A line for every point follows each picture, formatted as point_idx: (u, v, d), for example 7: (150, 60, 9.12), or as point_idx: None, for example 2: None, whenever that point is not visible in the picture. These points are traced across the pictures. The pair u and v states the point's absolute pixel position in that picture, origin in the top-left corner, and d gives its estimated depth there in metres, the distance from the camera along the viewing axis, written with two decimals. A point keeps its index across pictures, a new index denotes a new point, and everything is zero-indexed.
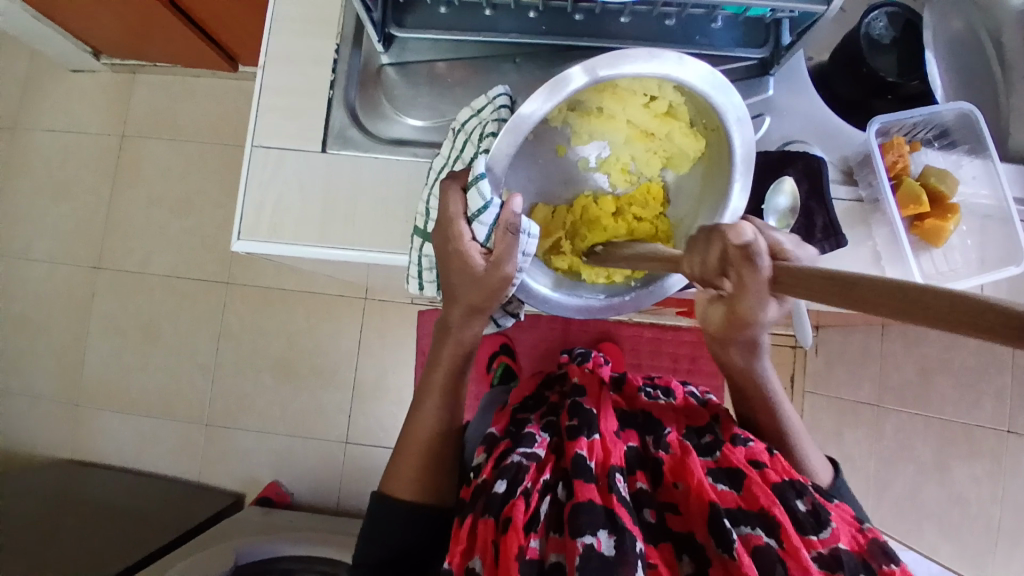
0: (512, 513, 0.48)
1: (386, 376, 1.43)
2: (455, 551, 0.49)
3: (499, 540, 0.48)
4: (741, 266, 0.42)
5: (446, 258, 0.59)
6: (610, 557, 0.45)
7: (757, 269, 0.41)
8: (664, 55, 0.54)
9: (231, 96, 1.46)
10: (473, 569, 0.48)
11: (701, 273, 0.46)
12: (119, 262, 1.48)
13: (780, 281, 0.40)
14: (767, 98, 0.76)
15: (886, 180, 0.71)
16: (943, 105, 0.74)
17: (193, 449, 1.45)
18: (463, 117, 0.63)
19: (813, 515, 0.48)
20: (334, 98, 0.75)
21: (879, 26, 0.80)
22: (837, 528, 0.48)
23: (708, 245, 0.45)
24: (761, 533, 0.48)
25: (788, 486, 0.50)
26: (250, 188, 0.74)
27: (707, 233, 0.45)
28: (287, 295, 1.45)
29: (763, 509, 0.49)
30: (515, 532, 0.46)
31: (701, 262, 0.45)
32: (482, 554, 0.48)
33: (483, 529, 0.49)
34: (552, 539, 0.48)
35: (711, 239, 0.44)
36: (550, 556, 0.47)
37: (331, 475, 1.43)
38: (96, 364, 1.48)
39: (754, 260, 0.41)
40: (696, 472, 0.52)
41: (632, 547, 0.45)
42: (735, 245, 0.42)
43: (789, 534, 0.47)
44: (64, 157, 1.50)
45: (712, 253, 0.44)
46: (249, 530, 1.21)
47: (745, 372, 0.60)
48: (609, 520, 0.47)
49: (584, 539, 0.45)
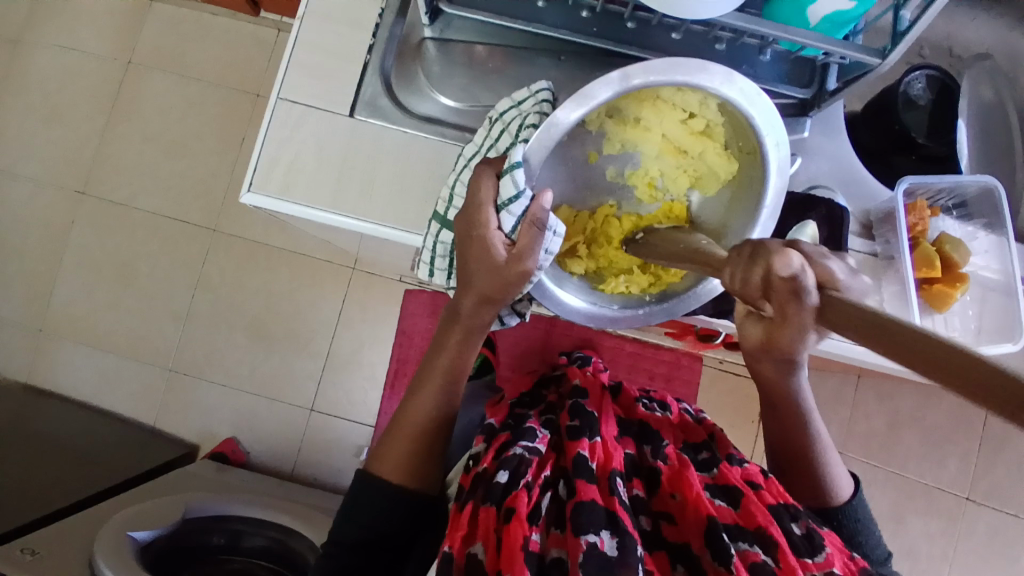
0: (514, 503, 0.47)
1: (362, 351, 1.41)
2: (455, 536, 0.47)
3: (500, 529, 0.47)
4: (788, 297, 0.42)
5: (466, 244, 0.57)
6: (612, 557, 0.44)
7: (802, 300, 0.41)
8: (713, 69, 0.53)
9: (246, 41, 1.41)
10: (474, 555, 0.46)
11: (742, 290, 0.45)
12: (104, 192, 1.43)
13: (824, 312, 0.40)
14: (802, 138, 0.76)
15: (905, 238, 0.72)
16: (969, 177, 0.75)
17: (152, 394, 1.41)
18: (502, 107, 0.61)
19: (807, 538, 0.49)
20: (370, 62, 0.73)
21: (916, 87, 0.81)
22: (831, 553, 0.48)
23: (750, 267, 0.44)
24: (758, 550, 0.48)
25: (783, 509, 0.51)
26: (269, 141, 0.71)
27: (755, 251, 0.44)
28: (272, 253, 1.41)
29: (760, 527, 0.50)
30: (519, 522, 0.46)
31: (743, 281, 0.44)
32: (484, 541, 0.47)
33: (485, 517, 0.48)
34: (552, 535, 0.48)
35: (759, 258, 0.43)
36: (551, 551, 0.47)
37: (290, 441, 1.40)
38: (65, 293, 1.42)
39: (801, 293, 0.41)
40: (694, 485, 0.52)
41: (634, 550, 0.45)
42: (782, 275, 0.42)
43: (785, 553, 0.47)
44: (62, 76, 1.44)
45: (754, 277, 0.43)
46: (198, 487, 1.17)
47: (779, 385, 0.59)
48: (610, 521, 0.47)
49: (588, 537, 0.45)
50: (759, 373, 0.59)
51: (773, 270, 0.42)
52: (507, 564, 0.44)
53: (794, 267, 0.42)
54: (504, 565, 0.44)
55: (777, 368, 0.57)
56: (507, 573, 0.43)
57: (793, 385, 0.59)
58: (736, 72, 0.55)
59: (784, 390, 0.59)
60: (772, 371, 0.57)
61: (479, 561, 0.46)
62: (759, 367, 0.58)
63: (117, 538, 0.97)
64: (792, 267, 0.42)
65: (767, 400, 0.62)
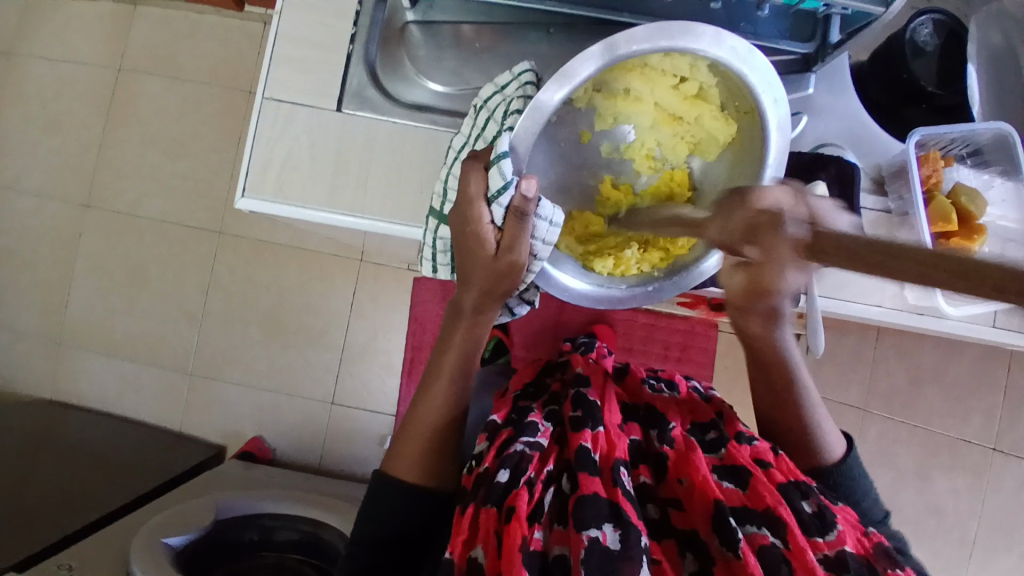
0: (514, 503, 0.47)
1: (376, 342, 1.41)
2: (457, 541, 0.48)
3: (500, 530, 0.47)
4: (769, 229, 0.41)
5: (462, 239, 0.56)
6: (614, 551, 0.44)
7: (783, 233, 0.39)
8: (700, 30, 0.51)
9: (234, 39, 1.39)
10: (474, 559, 0.47)
11: (729, 237, 0.45)
12: (109, 202, 1.43)
13: (803, 247, 0.38)
14: (807, 96, 0.74)
15: (919, 193, 0.69)
16: (981, 124, 0.72)
17: (175, 398, 1.43)
18: (486, 93, 0.59)
19: (818, 517, 0.48)
20: (354, 52, 0.71)
21: (923, 33, 0.77)
22: (842, 531, 0.48)
23: (737, 215, 0.44)
24: (766, 533, 0.48)
25: (793, 487, 0.51)
26: (258, 143, 0.70)
27: (749, 198, 0.44)
28: (279, 251, 1.41)
29: (768, 509, 0.49)
30: (519, 522, 0.46)
31: (730, 228, 0.45)
32: (484, 543, 0.47)
33: (486, 518, 0.48)
34: (555, 532, 0.48)
35: (750, 206, 0.44)
36: (553, 549, 0.47)
37: (314, 434, 1.41)
38: (81, 307, 1.44)
39: (781, 223, 0.40)
40: (701, 469, 0.52)
41: (636, 542, 0.45)
42: (766, 213, 0.42)
43: (793, 533, 0.46)
44: (54, 88, 1.43)
45: (741, 221, 0.44)
46: (228, 488, 1.18)
47: (766, 341, 0.60)
48: (614, 514, 0.47)
49: (589, 533, 0.45)
50: (743, 329, 0.61)
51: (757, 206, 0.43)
52: (507, 564, 0.44)
53: (782, 201, 0.41)
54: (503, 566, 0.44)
55: (764, 321, 0.58)
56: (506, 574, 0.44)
57: (775, 336, 0.60)
58: (724, 31, 0.52)
59: (770, 343, 0.61)
60: (759, 324, 0.59)
61: (479, 565, 0.46)
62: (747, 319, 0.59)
63: (150, 542, 0.99)
64: (779, 201, 0.41)
65: (749, 359, 0.63)
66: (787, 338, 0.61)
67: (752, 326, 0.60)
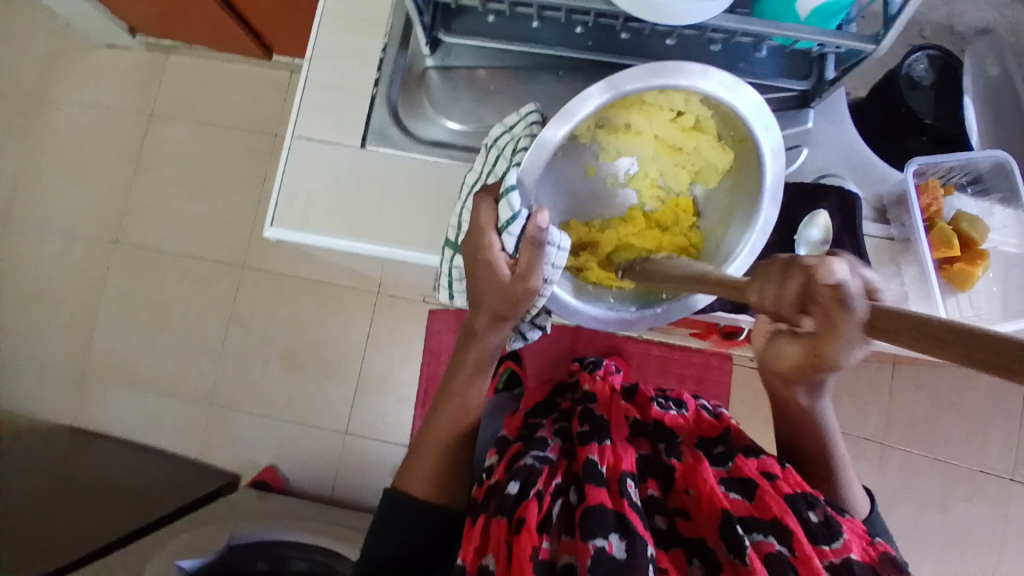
0: (524, 513, 0.49)
1: (393, 373, 1.43)
2: (469, 548, 0.50)
3: (511, 539, 0.49)
4: (831, 303, 0.39)
5: (473, 266, 0.59)
6: (620, 560, 0.46)
7: (852, 310, 0.38)
8: (690, 68, 0.55)
9: (262, 84, 1.48)
10: (486, 566, 0.49)
11: (775, 308, 0.43)
12: (139, 237, 1.50)
13: (876, 326, 0.37)
14: (806, 129, 0.77)
15: (920, 220, 0.72)
16: (978, 153, 0.74)
17: (195, 428, 1.46)
18: (495, 133, 0.63)
19: (825, 525, 0.49)
20: (377, 95, 0.77)
21: (919, 68, 0.80)
22: (848, 539, 0.48)
23: (783, 280, 0.42)
24: (773, 540, 0.49)
25: (800, 497, 0.51)
26: (287, 177, 0.75)
27: (790, 264, 0.43)
28: (300, 284, 1.46)
29: (775, 517, 0.50)
30: (528, 533, 0.47)
31: (777, 298, 0.43)
32: (495, 552, 0.49)
33: (496, 529, 0.50)
34: (564, 542, 0.50)
35: (794, 274, 0.42)
36: (562, 558, 0.48)
37: (329, 466, 1.43)
38: (110, 339, 1.49)
39: (846, 300, 0.39)
40: (707, 479, 0.54)
41: (643, 551, 0.46)
42: (824, 281, 0.40)
43: (800, 541, 0.47)
44: (91, 130, 1.52)
45: (788, 291, 0.42)
46: (242, 518, 1.19)
47: (806, 408, 0.60)
48: (620, 524, 0.48)
49: (596, 542, 0.46)
50: (782, 393, 0.60)
51: (816, 279, 0.40)
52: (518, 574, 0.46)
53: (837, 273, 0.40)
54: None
55: (806, 389, 0.57)
56: None
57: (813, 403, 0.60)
58: (711, 67, 0.56)
59: (806, 411, 0.60)
60: (798, 390, 0.58)
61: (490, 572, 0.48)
62: (778, 382, 0.58)
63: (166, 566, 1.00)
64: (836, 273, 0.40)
65: (782, 418, 0.63)
66: (824, 405, 0.60)
67: (790, 393, 0.59)
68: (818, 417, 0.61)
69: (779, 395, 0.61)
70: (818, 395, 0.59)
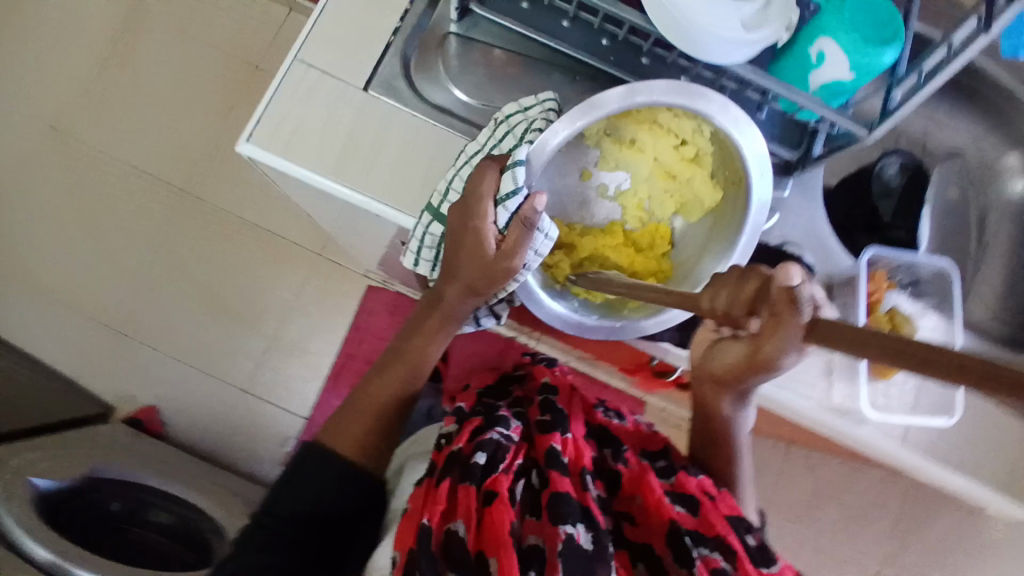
0: (496, 487, 0.52)
1: (311, 340, 1.37)
2: (437, 510, 0.51)
3: (481, 509, 0.51)
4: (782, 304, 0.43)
5: (460, 234, 0.58)
6: (588, 550, 0.48)
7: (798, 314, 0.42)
8: (709, 97, 0.57)
9: (256, 15, 1.41)
10: (453, 531, 0.50)
11: (726, 308, 0.48)
12: (77, 130, 1.38)
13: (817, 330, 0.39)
14: (781, 197, 0.80)
15: (863, 306, 0.79)
16: (925, 257, 0.83)
17: (79, 346, 1.33)
18: (509, 110, 0.62)
19: (761, 550, 0.51)
20: (392, 44, 0.75)
21: (888, 171, 0.87)
22: (783, 566, 0.51)
23: (744, 279, 0.47)
24: (718, 556, 0.51)
25: (739, 521, 0.53)
26: (280, 98, 0.71)
27: (748, 270, 0.48)
28: (239, 225, 1.38)
29: (719, 535, 0.52)
30: (504, 506, 0.50)
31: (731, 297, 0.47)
32: (465, 519, 0.51)
33: (466, 496, 0.52)
34: (529, 522, 0.52)
35: (752, 276, 0.47)
36: (528, 537, 0.51)
37: (216, 420, 1.34)
38: (12, 227, 1.35)
39: (797, 304, 0.42)
40: (656, 489, 0.56)
41: (605, 543, 0.50)
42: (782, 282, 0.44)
43: (742, 560, 0.50)
44: (56, 6, 1.40)
45: (747, 290, 0.46)
46: (108, 449, 1.08)
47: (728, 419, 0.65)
48: (584, 514, 0.51)
49: (566, 528, 0.49)
50: (709, 399, 0.65)
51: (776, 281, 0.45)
52: (495, 542, 0.48)
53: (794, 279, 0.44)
54: (493, 543, 0.48)
55: (731, 399, 0.62)
56: (496, 553, 0.48)
57: (733, 413, 0.64)
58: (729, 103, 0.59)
59: (725, 420, 0.65)
60: (726, 398, 0.63)
61: (460, 536, 0.50)
62: (707, 386, 0.63)
63: (15, 476, 0.89)
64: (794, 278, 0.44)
65: (699, 421, 0.68)
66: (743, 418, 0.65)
67: (718, 401, 0.64)
68: (734, 429, 0.66)
69: (705, 403, 0.66)
70: (741, 407, 0.64)
